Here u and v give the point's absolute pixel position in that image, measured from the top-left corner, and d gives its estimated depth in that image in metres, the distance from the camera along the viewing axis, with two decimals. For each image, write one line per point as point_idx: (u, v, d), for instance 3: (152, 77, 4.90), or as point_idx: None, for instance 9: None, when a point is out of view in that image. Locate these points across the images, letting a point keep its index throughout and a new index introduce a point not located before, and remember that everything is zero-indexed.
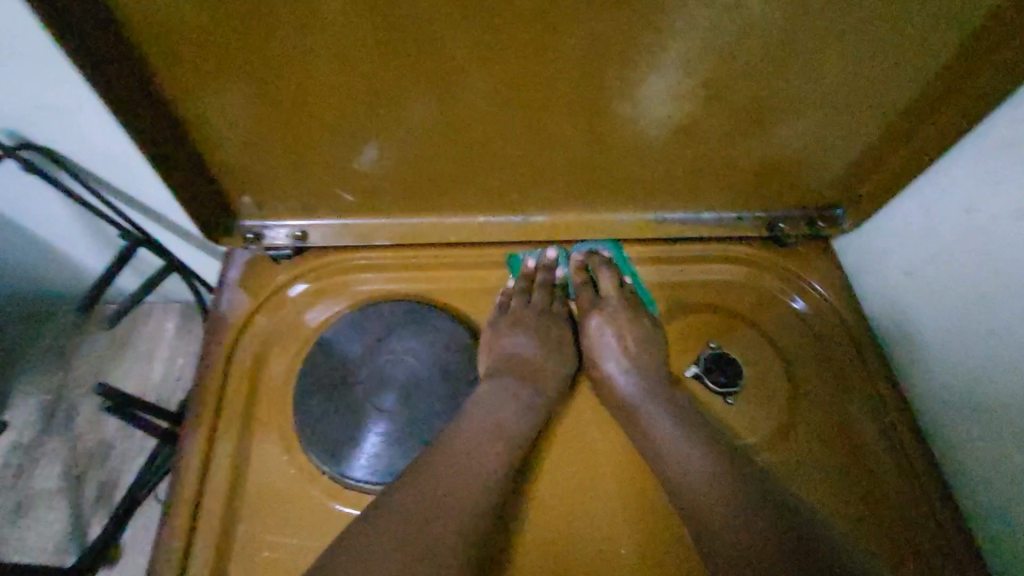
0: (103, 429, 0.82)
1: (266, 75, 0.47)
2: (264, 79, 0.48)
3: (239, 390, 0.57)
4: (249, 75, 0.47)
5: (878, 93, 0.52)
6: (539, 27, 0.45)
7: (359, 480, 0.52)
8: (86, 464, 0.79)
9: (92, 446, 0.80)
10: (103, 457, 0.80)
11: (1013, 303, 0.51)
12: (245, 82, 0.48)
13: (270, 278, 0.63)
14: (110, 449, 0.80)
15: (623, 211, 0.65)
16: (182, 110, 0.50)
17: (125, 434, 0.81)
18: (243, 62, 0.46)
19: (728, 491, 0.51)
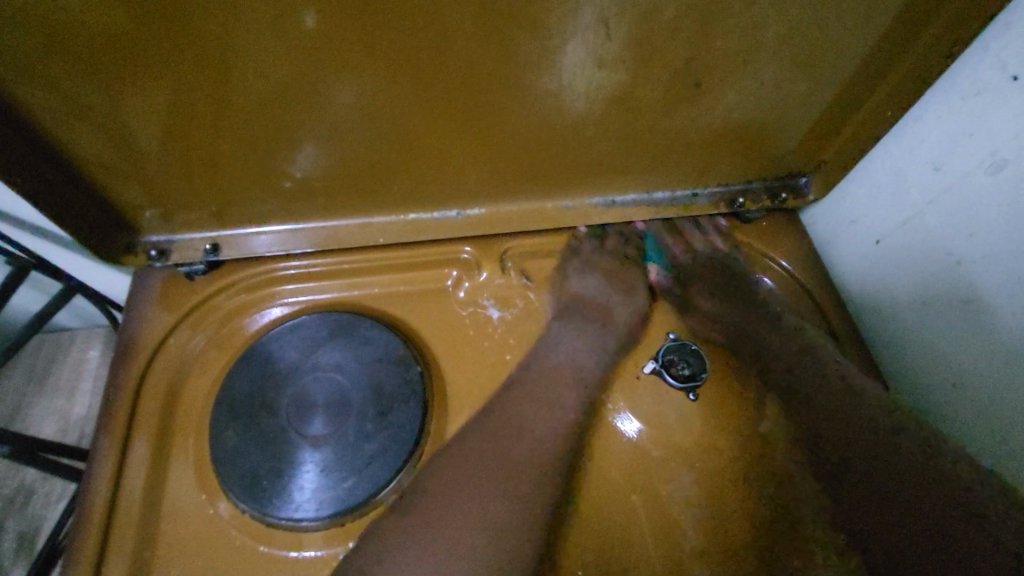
0: (23, 473, 0.78)
1: (168, 83, 0.42)
2: (168, 89, 0.42)
3: (150, 426, 0.51)
4: (153, 83, 0.42)
5: (833, 42, 0.46)
6: (478, 5, 0.40)
7: (287, 518, 0.47)
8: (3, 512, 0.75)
9: (10, 493, 0.77)
10: (23, 502, 0.76)
11: (992, 269, 0.46)
12: (146, 94, 0.42)
13: (183, 297, 0.58)
14: (34, 493, 0.77)
15: (568, 197, 0.60)
16: (73, 128, 0.44)
17: (48, 477, 0.78)
18: (137, 71, 0.40)
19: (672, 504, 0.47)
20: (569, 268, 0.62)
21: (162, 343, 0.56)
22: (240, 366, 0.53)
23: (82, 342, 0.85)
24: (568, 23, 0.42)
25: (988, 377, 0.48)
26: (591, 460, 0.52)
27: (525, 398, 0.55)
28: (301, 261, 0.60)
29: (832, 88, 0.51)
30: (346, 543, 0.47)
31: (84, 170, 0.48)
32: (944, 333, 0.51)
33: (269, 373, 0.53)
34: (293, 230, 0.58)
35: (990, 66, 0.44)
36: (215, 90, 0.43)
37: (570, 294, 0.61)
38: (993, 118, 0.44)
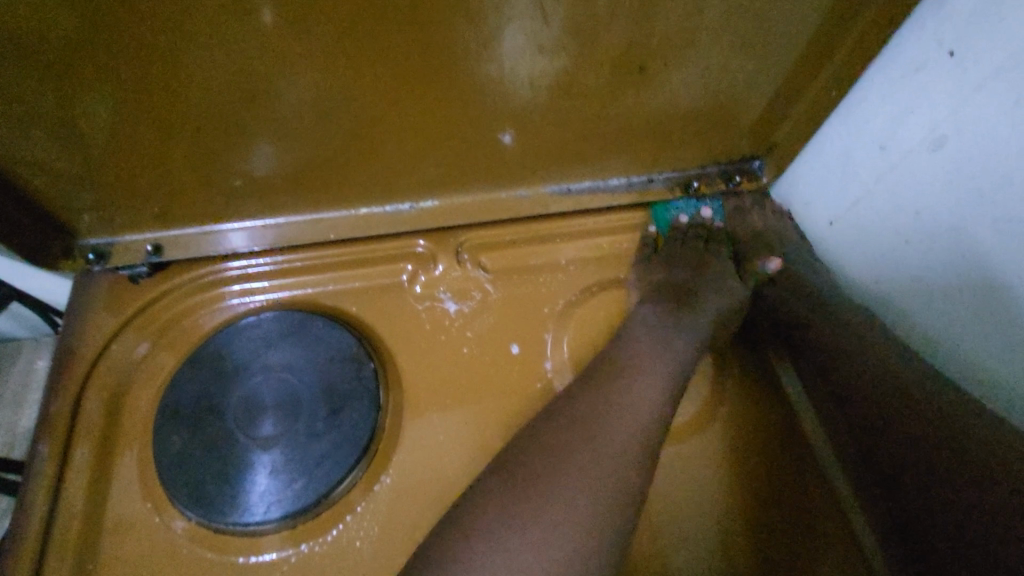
0: None
1: (112, 84, 0.41)
2: (111, 90, 0.41)
3: (91, 435, 0.50)
4: (85, 84, 0.40)
5: (775, 23, 0.46)
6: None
7: (238, 523, 0.46)
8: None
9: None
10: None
11: (940, 247, 0.46)
12: (91, 96, 0.41)
13: (128, 299, 0.56)
14: None
15: (523, 186, 0.59)
16: (3, 134, 0.42)
17: None
18: (76, 73, 0.39)
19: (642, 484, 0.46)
20: (527, 258, 0.62)
21: (104, 349, 0.54)
22: (189, 368, 0.52)
23: (30, 352, 0.82)
24: (504, 7, 0.41)
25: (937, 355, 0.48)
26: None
27: (482, 391, 0.54)
28: (252, 260, 0.59)
29: (778, 69, 0.51)
30: (298, 545, 0.46)
31: (12, 175, 0.46)
32: (895, 312, 0.51)
33: (219, 375, 0.51)
34: (238, 228, 0.56)
35: (928, 42, 0.44)
36: (161, 90, 0.42)
37: (527, 285, 0.60)
38: (933, 94, 0.44)
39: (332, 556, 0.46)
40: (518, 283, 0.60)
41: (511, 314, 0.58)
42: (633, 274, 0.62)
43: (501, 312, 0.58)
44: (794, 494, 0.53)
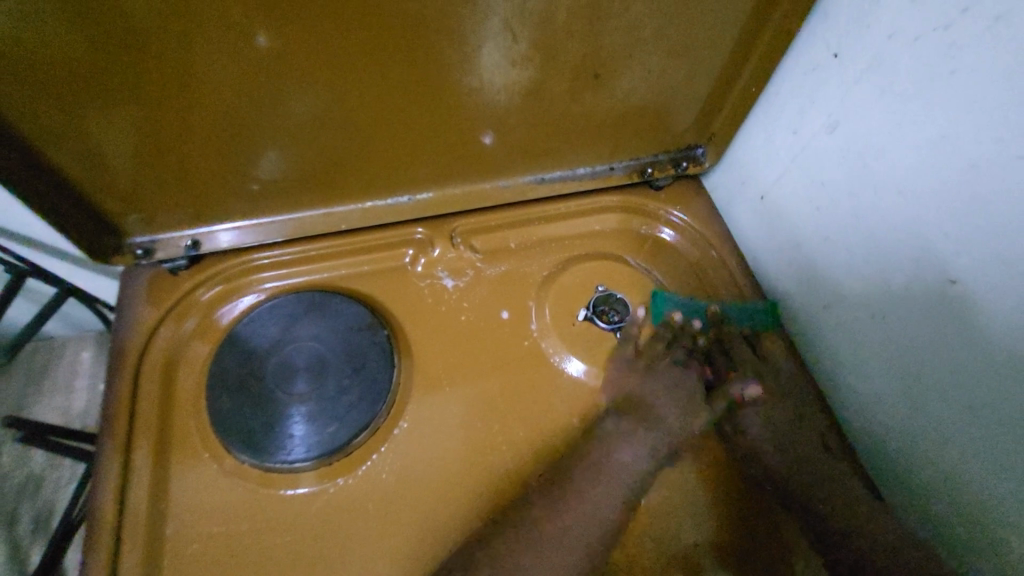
0: (30, 463, 0.88)
1: (149, 100, 0.50)
2: (148, 103, 0.50)
3: (151, 401, 0.59)
4: (141, 103, 0.50)
5: (701, 34, 0.57)
6: (410, 22, 0.49)
7: (281, 463, 0.55)
8: (13, 501, 0.84)
9: (18, 483, 0.86)
10: (32, 491, 0.85)
11: (838, 208, 0.57)
12: (135, 110, 0.50)
13: (170, 289, 0.65)
14: (41, 480, 0.87)
15: (503, 177, 0.70)
16: (72, 147, 0.52)
17: (54, 465, 0.88)
18: (124, 92, 0.48)
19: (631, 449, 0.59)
20: (511, 240, 0.72)
21: (152, 333, 0.63)
22: (226, 343, 0.61)
23: (73, 346, 0.91)
24: (480, 30, 0.52)
25: (842, 298, 0.59)
26: (533, 397, 0.62)
27: (479, 350, 0.64)
28: (275, 251, 0.68)
29: (708, 71, 0.62)
30: (335, 479, 0.56)
31: (74, 182, 0.55)
32: (812, 265, 0.63)
33: (254, 347, 0.61)
34: (261, 223, 0.66)
35: (820, 45, 0.56)
36: (189, 105, 0.51)
37: (513, 262, 0.71)
38: (825, 88, 0.56)
39: (362, 486, 0.56)
40: (504, 260, 0.70)
41: (500, 287, 0.69)
42: (603, 250, 0.72)
43: (491, 285, 0.69)
44: None
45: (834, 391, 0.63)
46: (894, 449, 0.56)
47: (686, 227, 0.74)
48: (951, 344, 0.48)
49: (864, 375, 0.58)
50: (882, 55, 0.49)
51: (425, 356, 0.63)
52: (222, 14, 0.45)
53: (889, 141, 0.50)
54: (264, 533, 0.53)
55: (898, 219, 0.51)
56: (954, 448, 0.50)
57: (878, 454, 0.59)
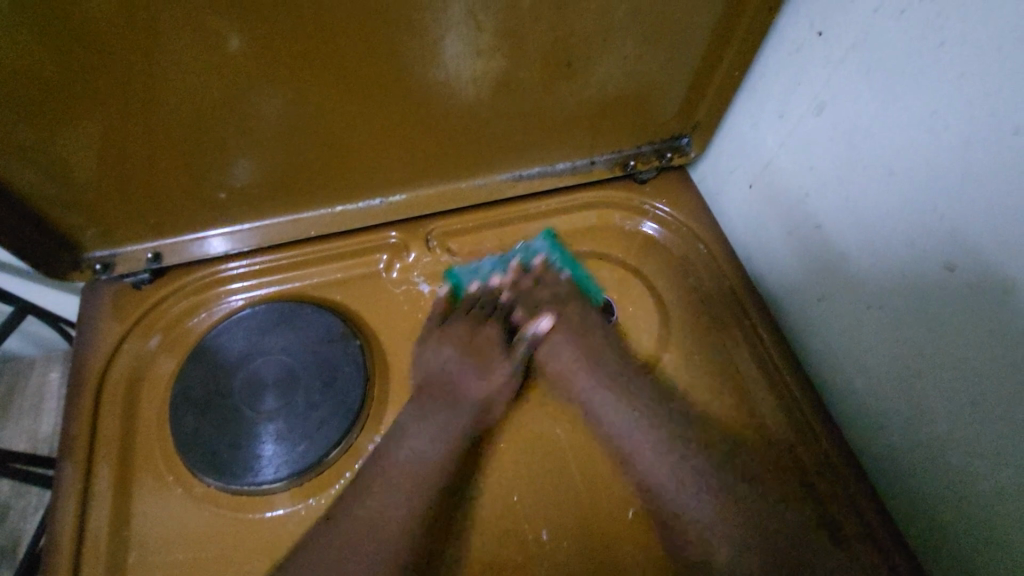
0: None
1: (96, 111, 0.47)
2: (94, 114, 0.47)
3: (113, 423, 0.56)
4: (87, 114, 0.47)
5: (678, 17, 0.54)
6: (367, 17, 0.47)
7: (249, 485, 0.52)
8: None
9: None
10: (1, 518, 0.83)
11: (829, 195, 0.54)
12: (83, 123, 0.48)
13: (134, 303, 0.62)
14: (10, 508, 0.84)
15: (480, 176, 0.67)
16: (17, 162, 0.49)
17: (23, 492, 0.85)
18: (68, 104, 0.46)
19: (619, 457, 0.56)
20: (491, 241, 0.69)
21: (115, 350, 0.60)
22: (191, 358, 0.58)
23: (42, 366, 0.89)
24: (440, 21, 0.49)
25: (837, 291, 0.56)
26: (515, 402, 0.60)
27: None
28: (242, 261, 0.66)
29: (689, 56, 0.59)
30: (307, 499, 0.53)
31: (24, 198, 0.52)
32: (804, 255, 0.60)
33: (219, 363, 0.58)
34: (227, 233, 0.63)
35: (805, 24, 0.53)
36: (138, 116, 0.49)
37: (492, 264, 0.68)
38: (811, 69, 0.53)
39: None
40: (483, 262, 0.68)
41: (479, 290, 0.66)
42: (586, 248, 0.70)
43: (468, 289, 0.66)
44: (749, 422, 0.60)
45: (832, 389, 0.60)
46: (895, 450, 0.53)
47: (673, 221, 0.71)
48: (949, 335, 0.45)
49: (861, 369, 0.55)
50: (870, 31, 0.46)
51: (401, 366, 0.60)
52: (162, 17, 0.42)
53: (879, 124, 0.47)
54: (233, 558, 0.50)
55: (892, 206, 0.48)
56: (955, 446, 0.47)
57: (879, 454, 0.55)
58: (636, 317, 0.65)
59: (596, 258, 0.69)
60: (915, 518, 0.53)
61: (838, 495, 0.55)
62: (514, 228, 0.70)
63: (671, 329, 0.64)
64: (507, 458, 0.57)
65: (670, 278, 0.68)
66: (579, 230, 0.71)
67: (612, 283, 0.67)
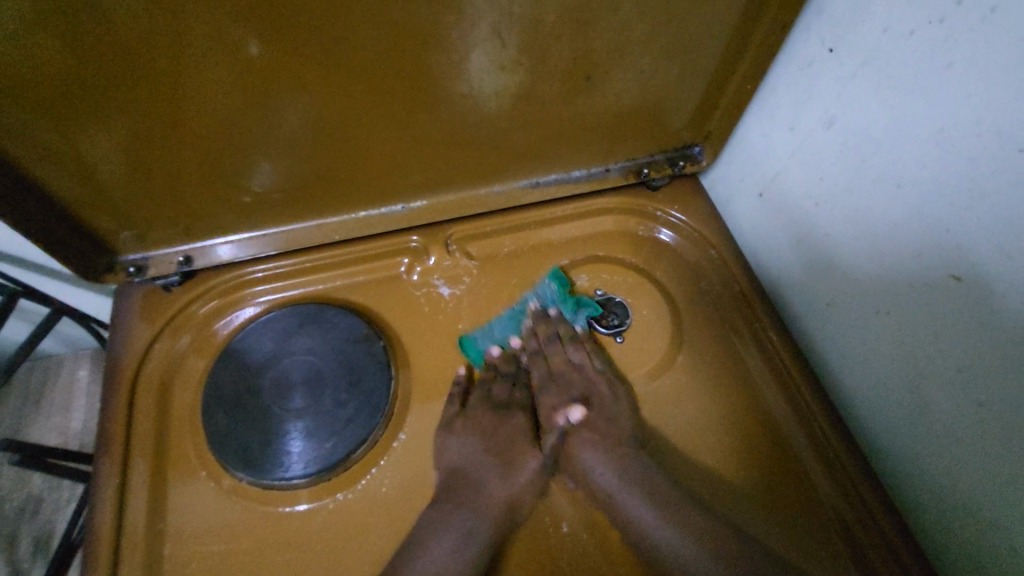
0: (29, 485, 0.88)
1: (134, 117, 0.49)
2: (132, 120, 0.49)
3: (147, 420, 0.58)
4: (125, 120, 0.49)
5: (694, 33, 0.56)
6: (395, 32, 0.49)
7: (279, 480, 0.54)
8: (14, 521, 0.85)
9: (19, 503, 0.86)
10: (33, 511, 0.86)
11: (838, 204, 0.56)
12: (120, 128, 0.50)
13: (164, 305, 0.64)
14: (41, 501, 0.87)
15: (498, 182, 0.69)
16: (57, 166, 0.51)
17: (53, 486, 0.88)
18: (108, 111, 0.48)
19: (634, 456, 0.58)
20: (507, 246, 0.71)
21: (147, 350, 0.62)
22: (221, 358, 0.60)
23: (70, 364, 0.91)
24: (466, 36, 0.51)
25: (846, 297, 0.58)
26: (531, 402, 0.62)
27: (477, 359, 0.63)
28: (268, 264, 0.68)
29: (703, 69, 0.61)
30: (334, 494, 0.55)
31: (64, 201, 0.54)
32: (812, 262, 0.62)
33: (248, 363, 0.60)
34: (254, 237, 0.65)
35: (816, 41, 0.55)
36: (172, 122, 0.51)
37: (509, 269, 0.70)
38: (822, 83, 0.55)
39: (362, 501, 0.55)
40: (501, 267, 0.70)
41: (497, 294, 0.68)
42: (601, 253, 0.72)
43: (487, 292, 0.68)
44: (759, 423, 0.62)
45: (838, 391, 0.62)
46: (900, 451, 0.55)
47: (684, 227, 0.73)
48: (952, 340, 0.47)
49: (867, 372, 0.57)
50: (880, 48, 0.48)
51: (423, 367, 0.63)
52: (198, 31, 0.44)
53: (888, 138, 0.49)
54: (266, 550, 0.53)
55: (899, 215, 0.50)
56: (959, 447, 0.49)
57: (884, 455, 0.57)
58: (649, 321, 0.67)
59: (610, 263, 0.71)
60: (919, 517, 0.55)
61: (845, 493, 0.58)
62: (531, 234, 0.72)
63: (684, 333, 0.66)
64: (526, 457, 0.59)
65: (682, 283, 0.70)
66: (593, 236, 0.73)
67: (626, 288, 0.69)
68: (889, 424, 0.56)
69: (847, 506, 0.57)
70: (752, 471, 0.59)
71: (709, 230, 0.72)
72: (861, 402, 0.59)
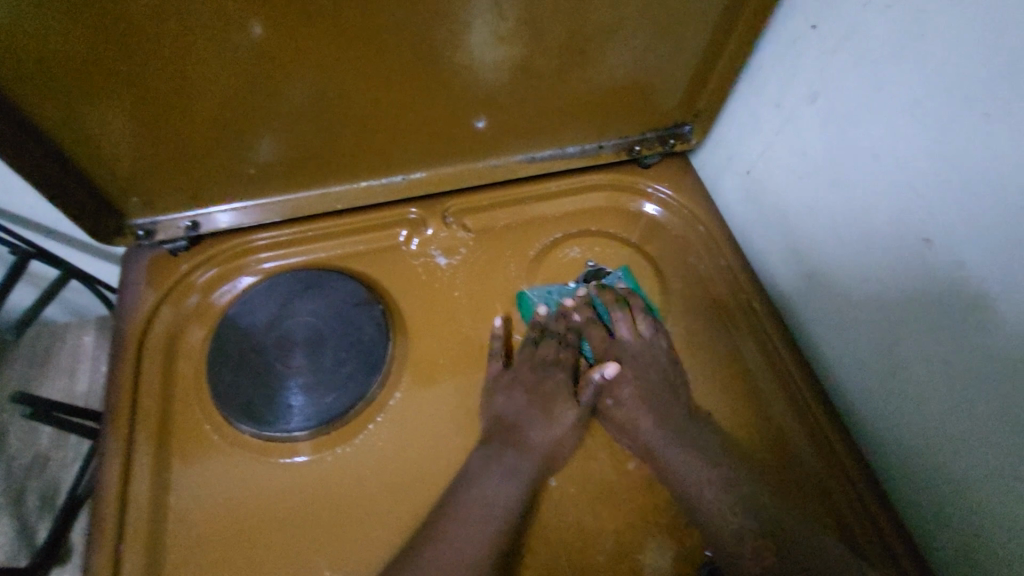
0: (37, 442, 0.90)
1: (147, 86, 0.51)
2: (145, 89, 0.52)
3: (154, 377, 0.61)
4: (140, 89, 0.51)
5: (684, 11, 0.58)
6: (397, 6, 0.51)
7: (281, 433, 0.57)
8: (22, 478, 0.87)
9: (27, 461, 0.89)
10: (40, 468, 0.88)
11: (821, 177, 0.59)
12: (131, 94, 0.52)
13: (171, 269, 0.67)
14: (48, 459, 0.89)
15: (494, 156, 0.71)
16: (72, 131, 0.53)
17: (59, 444, 0.91)
18: (121, 78, 0.50)
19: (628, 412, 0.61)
20: (503, 218, 0.74)
21: (154, 311, 0.64)
22: (225, 318, 0.63)
23: (76, 330, 0.95)
24: (466, 9, 0.53)
25: (827, 267, 0.61)
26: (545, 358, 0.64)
27: (472, 324, 0.66)
28: (270, 232, 0.70)
29: (693, 48, 0.63)
30: (333, 448, 0.58)
31: (76, 165, 0.56)
32: (795, 235, 0.65)
33: (250, 325, 0.62)
34: (258, 205, 0.67)
35: (801, 19, 0.57)
36: (182, 89, 0.53)
37: (504, 240, 0.72)
38: (805, 60, 0.58)
39: (361, 454, 0.58)
40: (497, 238, 0.72)
41: (492, 264, 0.70)
42: (593, 227, 0.74)
43: (483, 262, 0.70)
44: (742, 388, 0.65)
45: (820, 359, 0.64)
46: (879, 414, 0.58)
47: (674, 203, 0.75)
48: (927, 305, 0.49)
49: (846, 339, 0.60)
50: (860, 25, 0.51)
51: (420, 331, 0.65)
52: None
53: (867, 112, 0.52)
54: (269, 499, 0.55)
55: (877, 186, 0.52)
56: (932, 407, 0.51)
57: (861, 418, 0.60)
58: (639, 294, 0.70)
59: (602, 236, 0.73)
60: (895, 476, 0.57)
61: (824, 453, 0.60)
62: (525, 207, 0.75)
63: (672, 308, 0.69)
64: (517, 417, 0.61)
65: (672, 258, 0.72)
66: (587, 210, 0.75)
67: (617, 259, 0.72)
68: (873, 389, 0.58)
69: (825, 466, 0.60)
70: (734, 432, 0.62)
71: (698, 206, 0.75)
72: (841, 367, 0.62)
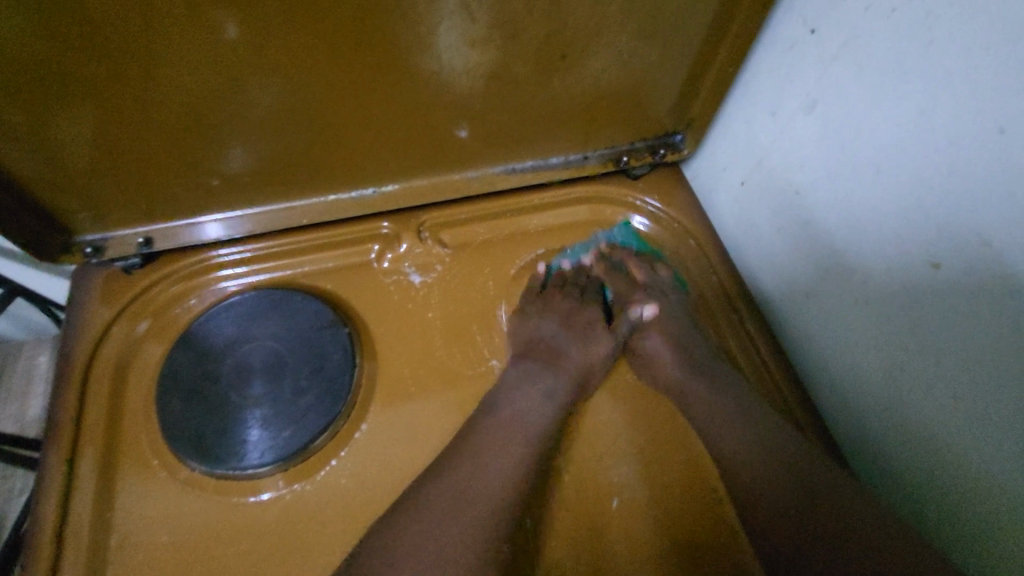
0: None
1: (91, 98, 0.47)
2: (89, 100, 0.47)
3: (100, 406, 0.56)
4: (83, 101, 0.47)
5: (673, 14, 0.54)
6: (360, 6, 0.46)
7: (236, 470, 0.52)
8: None
9: None
10: None
11: (819, 192, 0.55)
12: (76, 110, 0.47)
13: (125, 287, 0.62)
14: None
15: (472, 167, 0.67)
16: (10, 146, 0.49)
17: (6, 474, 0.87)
18: (62, 90, 0.45)
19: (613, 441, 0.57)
20: (482, 232, 0.70)
21: (105, 333, 0.60)
22: (181, 342, 0.58)
23: (31, 349, 0.91)
24: (434, 10, 0.48)
25: (827, 287, 0.56)
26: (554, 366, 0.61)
27: (445, 348, 0.62)
28: (235, 248, 0.66)
29: (683, 53, 0.59)
30: (291, 484, 0.53)
31: (16, 181, 0.52)
32: (793, 252, 0.60)
33: (206, 349, 0.58)
34: (219, 220, 0.63)
35: (799, 22, 0.53)
36: (130, 104, 0.48)
37: (483, 256, 0.68)
38: (804, 66, 0.53)
39: (322, 492, 0.53)
40: (475, 254, 0.68)
41: (469, 282, 0.66)
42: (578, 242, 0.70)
43: (459, 279, 0.66)
44: None
45: (821, 385, 0.60)
46: (885, 447, 0.53)
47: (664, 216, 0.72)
48: (940, 334, 0.45)
49: (849, 365, 0.56)
50: (862, 28, 0.46)
51: (389, 355, 0.61)
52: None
53: (871, 122, 0.47)
54: (219, 543, 0.51)
55: (883, 204, 0.48)
56: (944, 445, 0.47)
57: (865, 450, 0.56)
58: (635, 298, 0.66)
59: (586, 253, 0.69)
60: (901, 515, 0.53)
61: None
62: (506, 221, 0.71)
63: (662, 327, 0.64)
64: None
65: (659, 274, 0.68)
66: (571, 224, 0.72)
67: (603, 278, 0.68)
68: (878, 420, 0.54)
69: None
70: None
71: (688, 219, 0.71)
72: (843, 394, 0.57)
